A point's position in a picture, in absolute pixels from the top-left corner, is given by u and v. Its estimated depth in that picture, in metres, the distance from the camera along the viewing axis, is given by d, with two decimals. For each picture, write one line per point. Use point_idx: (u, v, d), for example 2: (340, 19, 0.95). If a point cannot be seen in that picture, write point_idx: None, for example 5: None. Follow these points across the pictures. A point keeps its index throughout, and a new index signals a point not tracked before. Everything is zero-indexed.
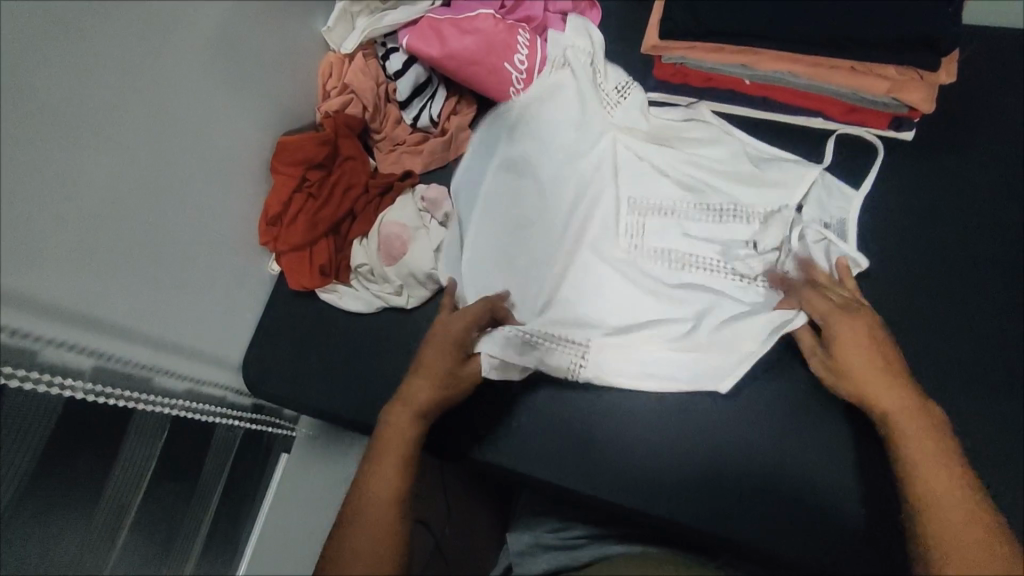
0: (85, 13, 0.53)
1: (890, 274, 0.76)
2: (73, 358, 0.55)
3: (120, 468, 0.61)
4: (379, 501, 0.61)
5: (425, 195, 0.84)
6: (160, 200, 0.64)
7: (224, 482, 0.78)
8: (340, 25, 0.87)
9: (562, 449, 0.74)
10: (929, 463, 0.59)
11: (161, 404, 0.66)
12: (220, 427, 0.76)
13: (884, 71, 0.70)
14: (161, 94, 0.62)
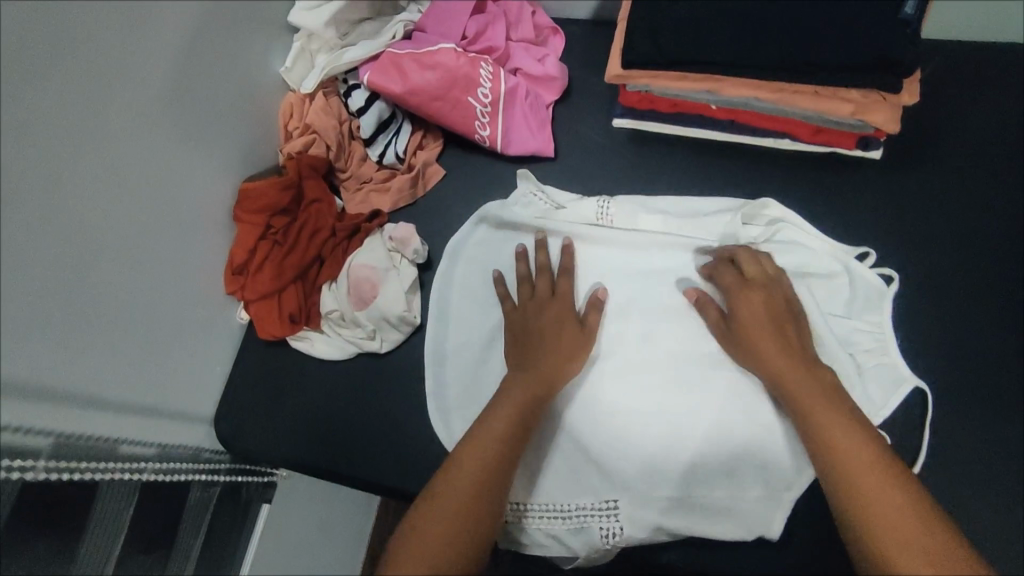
0: (28, 82, 0.51)
1: (869, 296, 0.75)
2: (30, 443, 0.52)
3: (87, 544, 0.59)
4: (460, 490, 0.59)
5: (392, 234, 0.82)
6: (120, 262, 0.62)
7: (200, 546, 0.75)
8: (299, 63, 0.85)
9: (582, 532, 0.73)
10: (854, 455, 0.59)
11: (127, 471, 0.63)
12: (193, 486, 0.74)
13: (847, 94, 0.69)
14: (113, 155, 0.60)
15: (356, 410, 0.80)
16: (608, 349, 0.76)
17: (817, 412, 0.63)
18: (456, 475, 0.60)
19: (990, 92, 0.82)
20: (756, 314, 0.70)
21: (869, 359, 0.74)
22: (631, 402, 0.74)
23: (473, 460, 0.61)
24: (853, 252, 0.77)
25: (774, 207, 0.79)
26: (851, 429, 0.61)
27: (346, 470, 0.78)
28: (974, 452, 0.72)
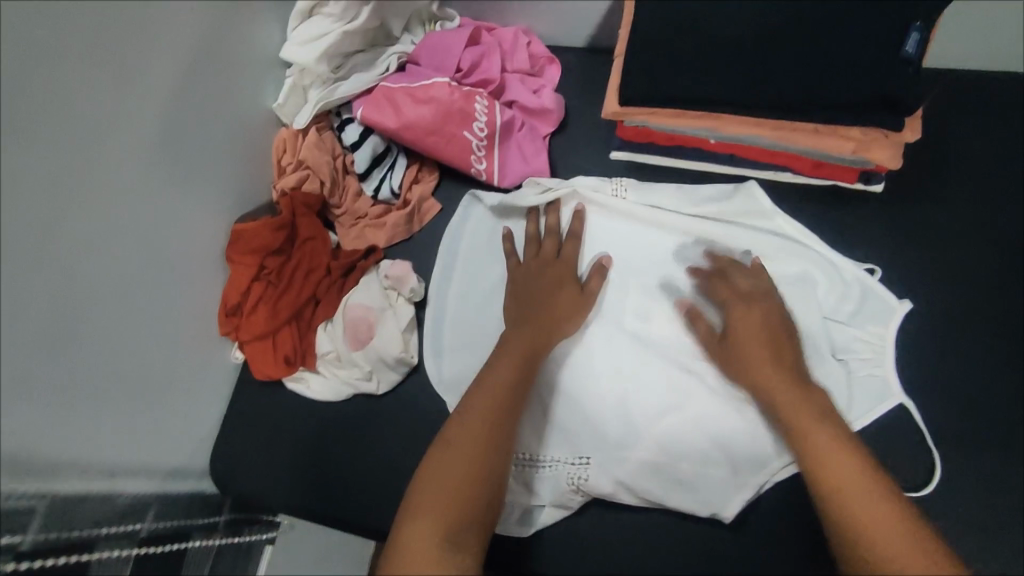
0: (23, 147, 0.49)
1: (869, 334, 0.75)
2: (22, 513, 0.50)
3: None
4: (470, 424, 0.60)
5: (388, 272, 0.81)
6: (110, 318, 0.60)
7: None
8: (292, 99, 0.83)
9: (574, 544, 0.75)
10: (834, 462, 0.58)
11: (121, 532, 0.62)
12: (192, 538, 0.71)
13: (847, 132, 0.68)
14: (104, 210, 0.58)
15: (353, 452, 0.79)
16: (605, 317, 0.78)
17: (788, 410, 0.64)
18: (481, 389, 0.64)
19: (990, 124, 0.81)
20: (755, 336, 0.69)
21: (862, 368, 0.74)
22: (624, 368, 0.76)
23: (499, 377, 0.65)
24: (861, 267, 0.77)
25: (780, 219, 0.79)
26: (813, 421, 0.62)
27: (343, 513, 0.77)
28: (976, 495, 0.72)
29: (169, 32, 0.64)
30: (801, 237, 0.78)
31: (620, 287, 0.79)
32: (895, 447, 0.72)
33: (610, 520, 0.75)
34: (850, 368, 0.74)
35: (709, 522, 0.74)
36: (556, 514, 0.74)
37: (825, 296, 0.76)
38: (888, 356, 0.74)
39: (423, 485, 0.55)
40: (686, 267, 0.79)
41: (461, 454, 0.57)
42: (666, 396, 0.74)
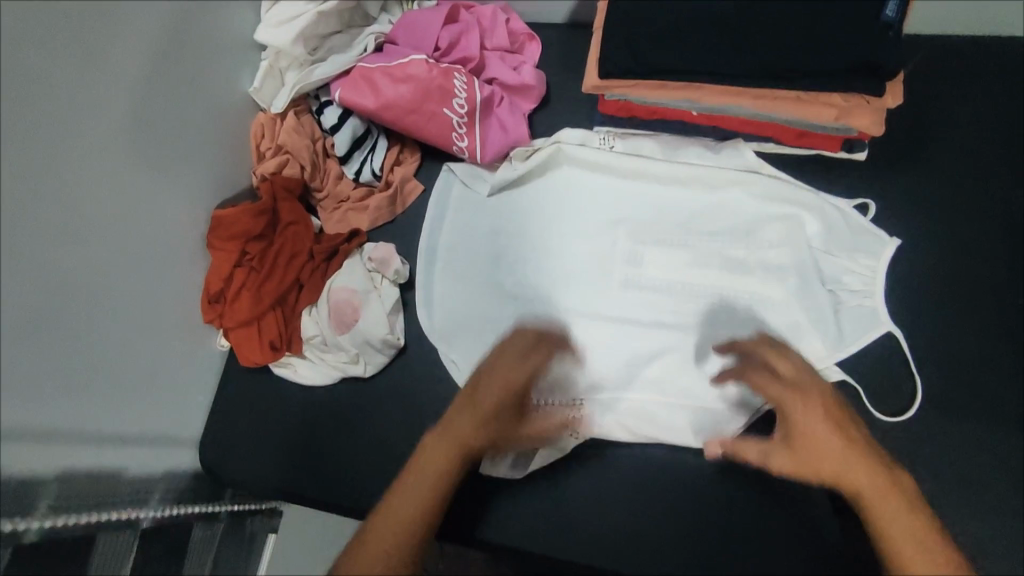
0: None
1: (862, 272, 0.75)
2: (27, 496, 0.54)
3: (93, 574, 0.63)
4: (423, 473, 0.60)
5: (372, 254, 0.80)
6: (86, 308, 0.59)
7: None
8: (268, 82, 0.82)
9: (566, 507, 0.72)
10: (900, 532, 0.55)
11: (124, 519, 0.65)
12: (197, 525, 0.77)
13: (831, 99, 0.68)
14: (76, 197, 0.58)
15: (342, 436, 0.79)
16: (588, 262, 0.80)
17: (855, 498, 0.59)
18: (430, 462, 0.60)
19: (976, 89, 0.79)
20: (805, 405, 0.64)
21: (851, 299, 0.74)
22: (612, 309, 0.78)
23: (447, 447, 0.61)
24: (852, 203, 0.77)
25: (767, 172, 0.78)
26: (892, 512, 0.56)
27: (334, 497, 0.77)
28: (977, 466, 0.70)
29: (138, 14, 0.63)
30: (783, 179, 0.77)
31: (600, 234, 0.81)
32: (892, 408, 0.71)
33: (604, 477, 0.73)
34: (842, 299, 0.75)
35: (718, 490, 0.71)
36: (549, 456, 0.72)
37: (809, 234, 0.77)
38: (880, 287, 0.74)
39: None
40: (673, 211, 0.80)
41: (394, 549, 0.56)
42: (651, 336, 0.76)
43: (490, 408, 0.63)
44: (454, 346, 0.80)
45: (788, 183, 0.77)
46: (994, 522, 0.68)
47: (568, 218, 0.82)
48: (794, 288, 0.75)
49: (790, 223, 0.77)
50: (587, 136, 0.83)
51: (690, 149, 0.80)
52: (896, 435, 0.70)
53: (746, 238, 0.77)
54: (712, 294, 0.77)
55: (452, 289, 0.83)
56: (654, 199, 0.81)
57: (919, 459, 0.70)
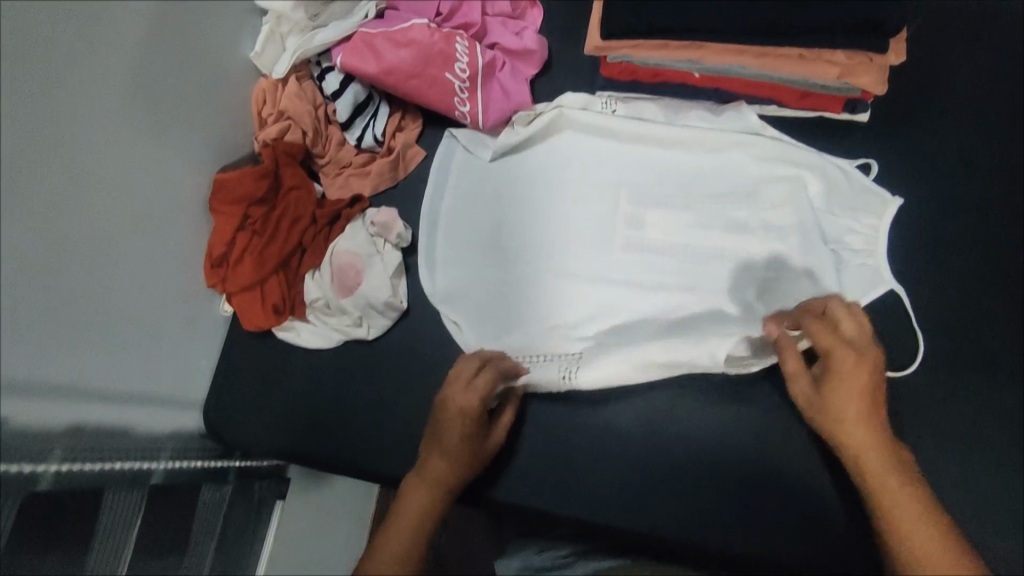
0: None
1: (865, 232, 0.75)
2: (33, 446, 0.55)
3: (107, 522, 0.64)
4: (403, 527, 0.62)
5: (374, 218, 0.80)
6: (89, 264, 0.59)
7: (215, 542, 0.80)
8: (269, 46, 0.82)
9: (568, 466, 0.74)
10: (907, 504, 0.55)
11: (137, 473, 0.68)
12: (205, 488, 0.78)
13: (832, 57, 0.68)
14: (77, 153, 0.58)
15: (347, 399, 0.79)
16: (590, 224, 0.80)
17: (872, 479, 0.58)
18: (403, 517, 0.63)
19: (978, 52, 0.79)
20: (849, 367, 0.62)
21: (853, 258, 0.75)
22: (614, 271, 0.79)
23: (418, 510, 0.64)
24: (854, 163, 0.77)
25: (769, 133, 0.78)
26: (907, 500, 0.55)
27: (341, 457, 0.78)
28: (977, 425, 0.70)
29: None
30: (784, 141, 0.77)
31: (603, 196, 0.81)
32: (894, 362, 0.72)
33: (605, 435, 0.74)
34: (844, 258, 0.75)
35: (719, 448, 0.72)
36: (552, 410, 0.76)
37: (811, 194, 0.77)
38: (882, 246, 0.74)
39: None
40: (676, 173, 0.80)
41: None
42: (653, 295, 0.77)
43: (456, 440, 0.66)
44: (458, 309, 0.80)
45: (788, 144, 0.77)
46: (997, 477, 0.69)
47: (570, 180, 0.83)
48: (796, 246, 0.75)
49: (793, 183, 0.77)
50: (586, 100, 0.82)
51: (692, 111, 0.80)
52: (896, 393, 0.71)
53: (748, 199, 0.78)
54: (712, 253, 0.77)
55: (453, 254, 0.83)
56: (654, 161, 0.81)
57: (919, 417, 0.70)
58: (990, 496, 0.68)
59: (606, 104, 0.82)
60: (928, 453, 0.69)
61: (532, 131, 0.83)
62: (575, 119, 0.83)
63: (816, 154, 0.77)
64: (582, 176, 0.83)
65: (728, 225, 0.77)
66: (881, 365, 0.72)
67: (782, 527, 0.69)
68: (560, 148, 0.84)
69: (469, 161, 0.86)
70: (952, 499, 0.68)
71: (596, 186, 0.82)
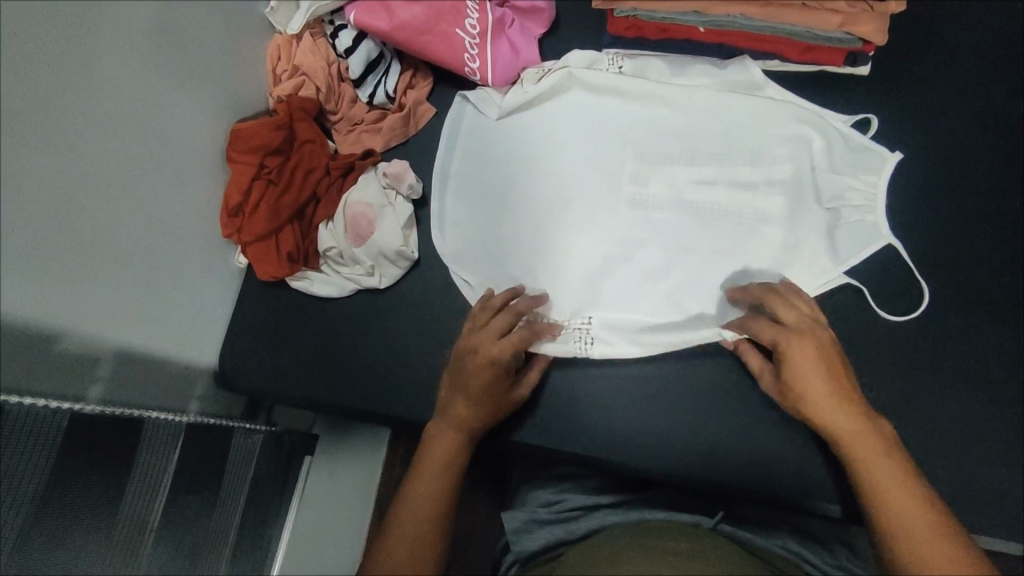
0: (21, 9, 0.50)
1: (870, 182, 0.76)
2: (65, 382, 0.58)
3: (143, 460, 0.66)
4: (430, 468, 0.67)
5: (386, 170, 0.82)
6: (113, 198, 0.61)
7: (247, 489, 0.83)
8: (284, 5, 0.84)
9: (577, 414, 0.75)
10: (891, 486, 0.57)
11: (166, 417, 0.71)
12: (235, 434, 0.81)
13: (835, 5, 0.71)
14: (103, 88, 0.60)
15: (361, 346, 0.81)
16: (598, 183, 0.83)
17: (857, 458, 0.60)
18: (432, 463, 0.67)
19: (976, 4, 0.81)
20: (808, 361, 0.63)
21: (852, 215, 0.76)
22: (621, 226, 0.81)
23: (446, 455, 0.67)
24: (850, 120, 0.79)
25: (769, 90, 0.81)
26: (898, 483, 0.57)
27: (356, 402, 0.79)
28: (976, 363, 0.72)
29: None
30: (787, 100, 0.80)
31: (610, 154, 0.83)
32: (900, 305, 0.74)
33: (607, 380, 0.76)
34: (842, 214, 0.77)
35: (727, 392, 0.74)
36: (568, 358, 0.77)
37: (810, 152, 0.78)
38: (882, 202, 0.76)
39: (384, 560, 0.61)
40: (682, 130, 0.82)
41: (415, 533, 0.62)
42: (659, 249, 0.79)
43: (478, 385, 0.68)
44: (467, 262, 0.82)
45: (788, 103, 0.80)
46: (996, 413, 0.70)
47: (577, 138, 0.85)
48: (793, 203, 0.77)
49: (788, 142, 0.79)
50: (592, 58, 0.85)
51: (698, 67, 0.83)
52: (895, 334, 0.73)
53: (752, 157, 0.79)
54: (715, 209, 0.79)
55: (463, 210, 0.85)
56: (659, 119, 0.83)
57: (919, 357, 0.72)
58: (990, 430, 0.70)
59: (613, 61, 0.85)
60: (928, 393, 0.71)
61: (543, 88, 0.85)
62: (584, 78, 0.85)
63: (811, 111, 0.79)
64: (592, 133, 0.85)
65: (729, 182, 0.79)
66: (884, 310, 0.74)
67: (781, 465, 0.72)
68: (570, 105, 0.86)
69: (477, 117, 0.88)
70: (953, 433, 0.70)
71: (604, 143, 0.84)
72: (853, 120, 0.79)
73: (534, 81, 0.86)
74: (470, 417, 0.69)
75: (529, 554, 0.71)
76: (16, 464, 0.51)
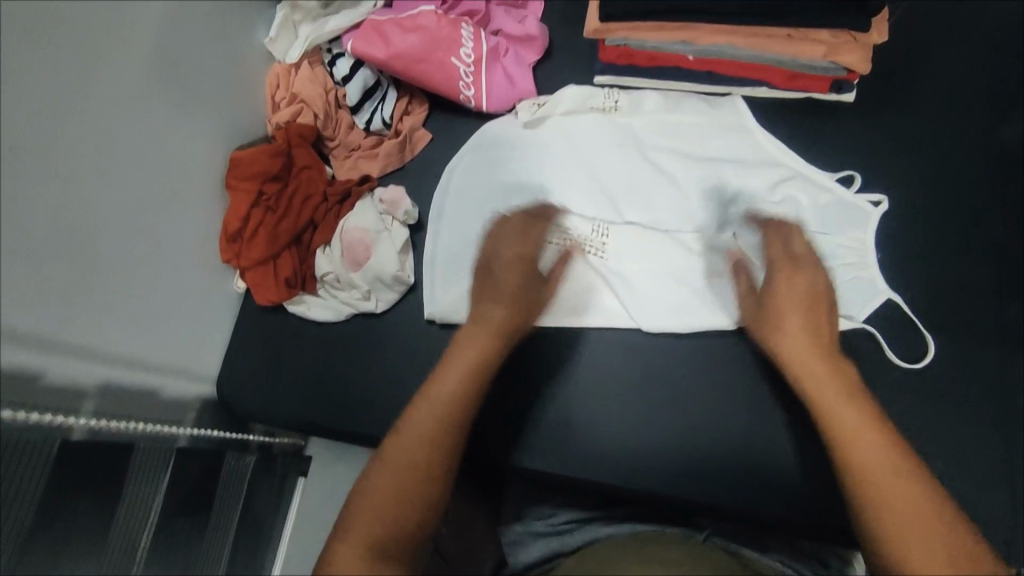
0: (33, 49, 0.52)
1: (859, 216, 0.78)
2: (63, 399, 0.58)
3: (133, 481, 0.66)
4: (431, 416, 0.57)
5: (383, 196, 0.83)
6: (114, 227, 0.62)
7: (239, 512, 0.84)
8: (283, 34, 0.86)
9: (577, 447, 0.75)
10: (841, 412, 0.57)
11: (159, 432, 0.70)
12: (227, 455, 0.81)
13: (819, 36, 0.75)
14: (104, 119, 0.61)
15: (356, 370, 0.82)
16: (593, 226, 0.81)
17: (807, 383, 0.61)
18: (463, 355, 0.63)
19: (961, 32, 0.83)
20: (791, 289, 0.67)
21: (848, 272, 0.76)
22: (618, 270, 0.79)
23: (480, 348, 0.64)
24: (835, 176, 0.79)
25: (758, 134, 0.81)
26: (842, 397, 0.58)
27: (350, 425, 0.80)
28: (965, 383, 0.73)
29: None
30: (776, 147, 0.81)
31: (605, 196, 0.82)
32: (897, 334, 0.74)
33: (608, 422, 0.75)
34: (838, 273, 0.76)
35: (727, 422, 0.73)
36: (568, 389, 0.77)
37: (798, 205, 0.78)
38: (872, 257, 0.76)
39: (401, 435, 0.56)
40: (677, 174, 0.82)
41: (439, 417, 0.58)
42: (658, 292, 0.78)
43: (507, 286, 0.69)
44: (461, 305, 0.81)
45: (776, 153, 0.80)
46: (984, 437, 0.71)
47: (569, 177, 0.83)
48: None
49: (779, 195, 0.79)
50: (586, 97, 0.85)
51: (690, 102, 0.84)
52: (886, 357, 0.73)
53: (745, 205, 0.79)
54: (709, 257, 0.78)
55: (459, 249, 0.84)
56: (653, 160, 0.83)
57: (910, 378, 0.73)
58: (981, 454, 0.70)
59: (608, 98, 0.85)
60: (918, 417, 0.72)
61: (541, 124, 0.86)
62: (578, 118, 0.85)
63: (798, 166, 0.80)
64: (589, 173, 0.83)
65: (722, 225, 0.79)
66: (896, 356, 0.74)
67: (777, 488, 0.71)
68: (566, 144, 0.85)
69: (472, 156, 0.87)
70: (944, 457, 0.70)
71: (599, 182, 0.83)
72: (848, 172, 0.79)
73: (530, 117, 0.86)
74: (484, 362, 0.63)
75: (522, 566, 0.72)
76: (12, 484, 0.51)
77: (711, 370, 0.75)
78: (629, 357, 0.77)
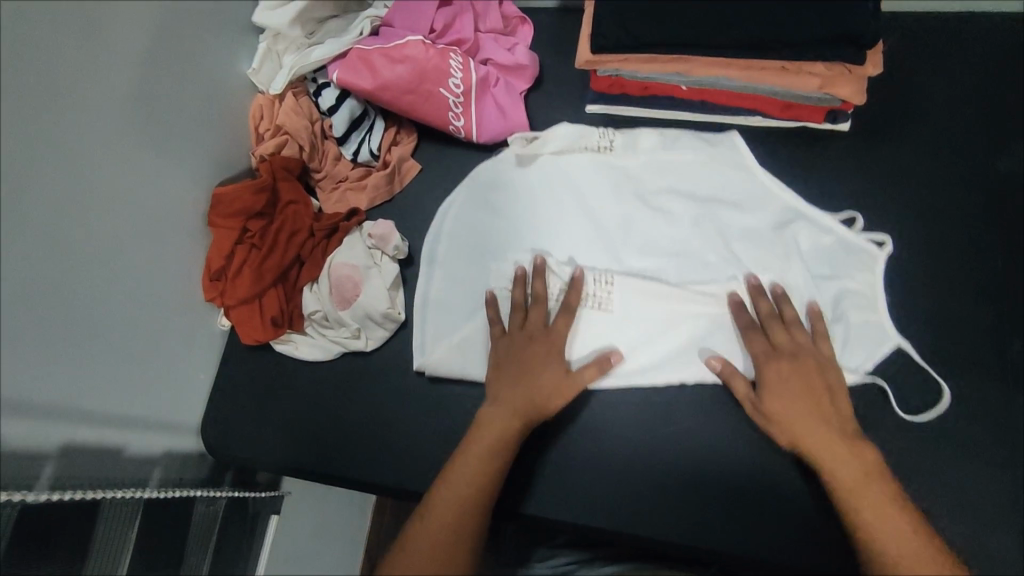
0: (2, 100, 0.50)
1: (868, 258, 0.76)
2: (25, 468, 0.54)
3: (98, 543, 0.63)
4: (448, 502, 0.63)
5: (371, 231, 0.81)
6: (86, 276, 0.60)
7: (210, 562, 0.79)
8: (266, 65, 0.84)
9: (573, 491, 0.73)
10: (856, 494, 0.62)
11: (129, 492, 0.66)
12: (197, 502, 0.77)
13: (813, 69, 0.74)
14: (79, 165, 0.58)
15: (343, 412, 0.79)
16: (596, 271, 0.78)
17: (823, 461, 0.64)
18: (483, 436, 0.67)
19: (953, 62, 0.83)
20: (790, 385, 0.68)
21: (859, 317, 0.74)
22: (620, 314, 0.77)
23: (499, 428, 0.67)
24: (839, 217, 0.78)
25: (757, 172, 0.80)
26: (856, 477, 0.63)
27: (336, 470, 0.77)
28: (966, 420, 0.72)
29: None
30: (774, 185, 0.80)
31: (599, 233, 0.81)
32: (896, 373, 0.74)
33: (602, 459, 0.74)
34: (849, 317, 0.74)
35: (725, 461, 0.72)
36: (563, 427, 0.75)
37: (799, 247, 0.77)
38: (881, 299, 0.75)
39: (424, 521, 0.62)
40: (675, 214, 0.80)
41: (455, 503, 0.63)
42: (658, 330, 0.76)
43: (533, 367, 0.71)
44: (456, 344, 0.79)
45: (774, 191, 0.79)
46: (984, 478, 0.70)
47: (564, 219, 0.82)
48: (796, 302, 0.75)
49: (783, 236, 0.77)
50: (578, 134, 0.84)
51: (685, 138, 0.82)
52: (886, 393, 0.72)
53: (745, 246, 0.78)
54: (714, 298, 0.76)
55: (454, 290, 0.82)
56: (649, 199, 0.81)
57: (913, 415, 0.72)
58: (983, 493, 0.69)
59: (602, 137, 0.83)
60: (920, 455, 0.71)
61: (532, 160, 0.85)
62: (571, 153, 0.84)
63: (797, 206, 0.78)
64: (585, 212, 0.82)
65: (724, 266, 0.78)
66: (911, 410, 0.72)
67: (783, 531, 0.69)
68: (560, 182, 0.83)
69: (465, 193, 0.85)
70: (945, 496, 0.69)
71: (595, 221, 0.81)
72: (852, 210, 0.78)
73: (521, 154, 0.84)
74: (502, 442, 0.66)
75: None
76: None
77: (709, 407, 0.74)
78: (627, 402, 0.75)
